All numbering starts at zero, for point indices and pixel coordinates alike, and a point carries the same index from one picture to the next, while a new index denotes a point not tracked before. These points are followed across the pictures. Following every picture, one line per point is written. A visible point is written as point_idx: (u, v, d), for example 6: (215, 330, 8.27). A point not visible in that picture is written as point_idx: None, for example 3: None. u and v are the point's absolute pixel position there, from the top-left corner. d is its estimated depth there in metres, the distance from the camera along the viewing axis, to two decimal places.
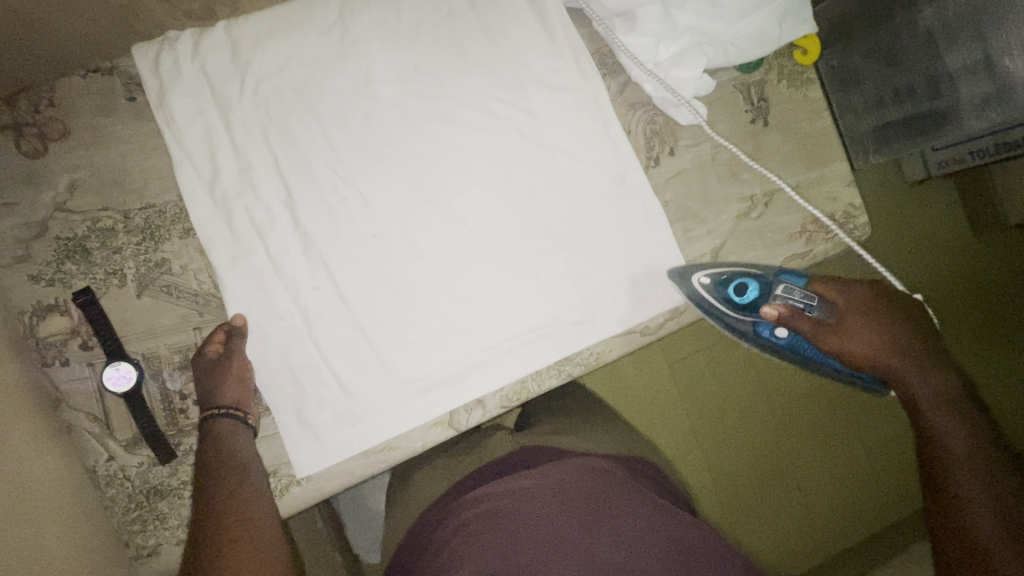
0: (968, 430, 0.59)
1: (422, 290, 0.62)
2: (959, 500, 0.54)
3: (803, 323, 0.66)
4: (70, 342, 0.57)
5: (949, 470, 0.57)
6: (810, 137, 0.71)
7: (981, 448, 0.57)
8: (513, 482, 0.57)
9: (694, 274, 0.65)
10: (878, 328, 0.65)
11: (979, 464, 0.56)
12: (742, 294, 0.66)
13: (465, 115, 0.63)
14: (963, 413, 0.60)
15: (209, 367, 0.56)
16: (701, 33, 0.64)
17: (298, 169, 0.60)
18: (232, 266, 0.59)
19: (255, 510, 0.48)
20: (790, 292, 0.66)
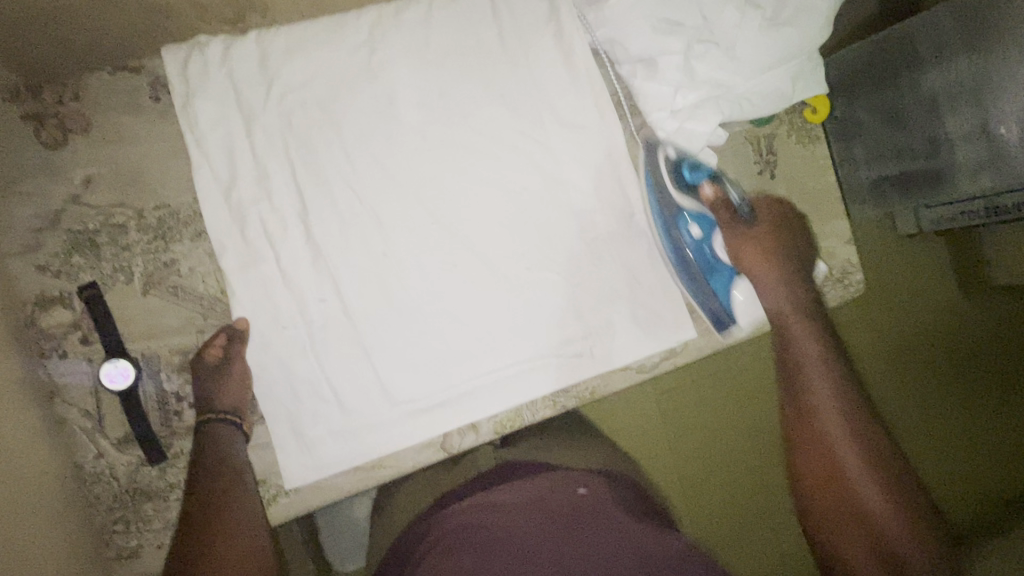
0: (821, 340, 0.60)
1: (426, 311, 0.63)
2: (826, 427, 0.55)
3: (728, 213, 0.65)
4: (71, 334, 0.57)
5: (820, 401, 0.56)
6: (813, 193, 0.73)
7: (829, 360, 0.58)
8: (495, 496, 0.57)
9: (662, 146, 0.66)
10: (779, 246, 0.65)
11: (838, 377, 0.57)
12: (694, 172, 0.65)
13: (483, 143, 0.65)
14: (815, 332, 0.60)
15: (211, 371, 0.56)
16: (718, 86, 0.65)
17: (315, 182, 0.61)
18: (242, 272, 0.60)
19: (241, 539, 0.47)
20: (731, 186, 0.66)
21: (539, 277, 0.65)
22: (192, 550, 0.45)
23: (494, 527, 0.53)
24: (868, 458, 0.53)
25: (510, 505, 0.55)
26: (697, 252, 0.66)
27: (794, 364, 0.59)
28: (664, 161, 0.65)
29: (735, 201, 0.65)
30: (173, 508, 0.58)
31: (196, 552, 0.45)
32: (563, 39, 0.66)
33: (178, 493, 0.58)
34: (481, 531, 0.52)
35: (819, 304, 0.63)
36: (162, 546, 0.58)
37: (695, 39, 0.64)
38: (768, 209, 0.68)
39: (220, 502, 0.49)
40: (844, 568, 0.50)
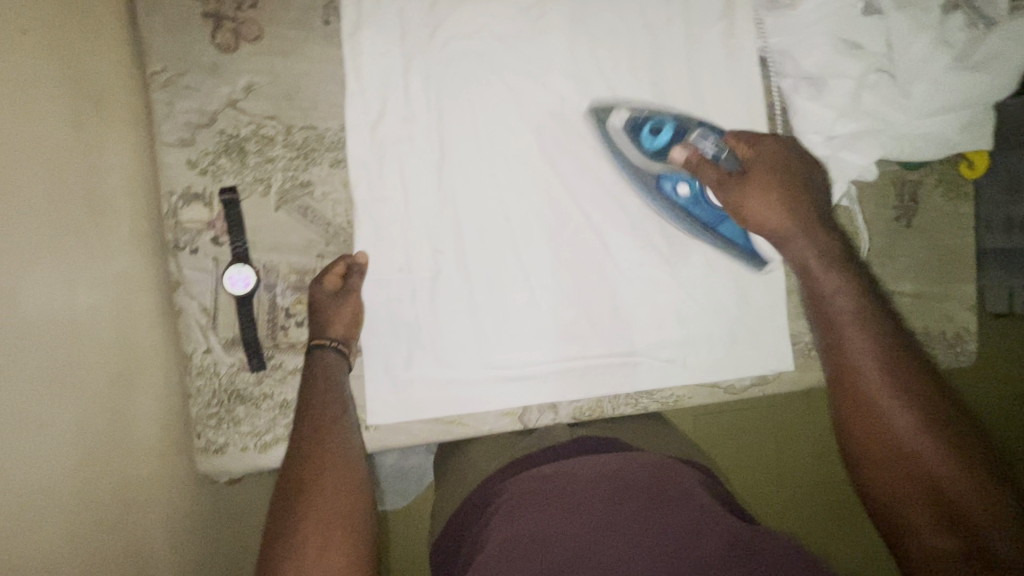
0: (859, 294, 0.50)
1: (532, 280, 0.63)
2: (861, 376, 0.46)
3: (714, 171, 0.59)
4: (203, 232, 0.59)
5: (852, 355, 0.47)
6: (946, 252, 0.69)
7: (872, 316, 0.48)
8: (582, 463, 0.56)
9: (614, 113, 0.63)
10: (783, 180, 0.57)
11: (883, 333, 0.47)
12: (656, 137, 0.62)
13: (625, 128, 0.63)
14: (851, 286, 0.50)
15: (327, 298, 0.58)
16: (883, 120, 0.62)
17: (457, 132, 0.61)
18: (370, 207, 0.60)
19: (342, 471, 0.47)
20: (700, 139, 0.61)
21: (651, 272, 0.64)
22: (294, 477, 0.46)
23: (573, 483, 0.52)
24: (914, 405, 0.44)
25: (589, 466, 0.55)
26: (683, 213, 0.63)
27: (830, 325, 0.49)
28: (621, 140, 0.63)
29: (712, 154, 0.61)
30: (262, 415, 0.61)
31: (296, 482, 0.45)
32: (731, 40, 0.64)
33: (270, 404, 0.61)
34: (559, 487, 0.52)
35: (850, 251, 0.54)
36: (245, 449, 0.60)
37: (872, 67, 0.61)
38: (760, 146, 0.59)
39: (321, 433, 0.49)
40: (915, 552, 0.41)
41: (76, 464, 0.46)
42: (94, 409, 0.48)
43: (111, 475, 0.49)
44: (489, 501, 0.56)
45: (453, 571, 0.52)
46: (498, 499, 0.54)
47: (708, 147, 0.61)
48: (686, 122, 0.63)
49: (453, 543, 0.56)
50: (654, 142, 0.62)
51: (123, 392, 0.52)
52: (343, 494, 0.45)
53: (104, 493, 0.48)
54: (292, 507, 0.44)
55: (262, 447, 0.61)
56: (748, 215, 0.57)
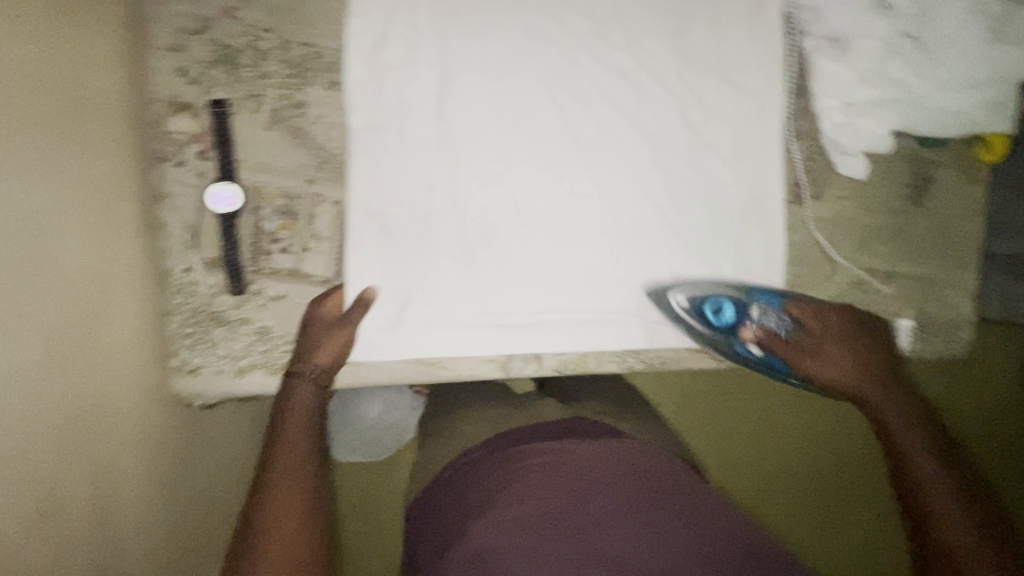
0: (943, 453, 0.57)
1: (530, 230, 0.61)
2: (936, 495, 0.55)
3: (768, 344, 0.64)
4: (189, 145, 0.56)
5: (945, 508, 0.54)
6: (955, 235, 0.68)
7: (945, 465, 0.56)
8: (577, 445, 0.55)
9: (672, 293, 0.63)
10: (851, 342, 0.64)
11: (962, 486, 0.55)
12: (717, 314, 0.63)
13: (639, 78, 0.61)
14: (935, 448, 0.58)
15: (322, 322, 0.59)
16: (904, 90, 0.60)
17: (462, 66, 0.59)
18: (365, 135, 0.58)
19: (301, 506, 0.51)
20: (764, 314, 0.64)
21: (650, 231, 0.62)
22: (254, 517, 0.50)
23: (565, 467, 0.52)
24: (970, 519, 0.53)
25: (574, 459, 0.53)
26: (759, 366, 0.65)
27: (918, 478, 0.56)
28: (686, 311, 0.63)
29: (777, 327, 0.64)
30: (240, 340, 0.59)
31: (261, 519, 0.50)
32: None
33: (249, 329, 0.59)
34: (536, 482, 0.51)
35: (927, 411, 0.62)
36: (220, 374, 0.59)
37: (900, 32, 0.58)
38: (817, 312, 0.65)
39: (287, 474, 0.53)
40: None
41: None
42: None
43: None
44: (477, 481, 0.56)
45: (432, 536, 0.55)
46: (488, 479, 0.55)
47: (773, 323, 0.64)
48: (743, 296, 0.63)
49: (434, 504, 0.59)
50: (722, 318, 0.63)
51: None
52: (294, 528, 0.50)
53: None
54: (252, 545, 0.49)
55: (236, 373, 0.59)
56: (831, 384, 0.65)
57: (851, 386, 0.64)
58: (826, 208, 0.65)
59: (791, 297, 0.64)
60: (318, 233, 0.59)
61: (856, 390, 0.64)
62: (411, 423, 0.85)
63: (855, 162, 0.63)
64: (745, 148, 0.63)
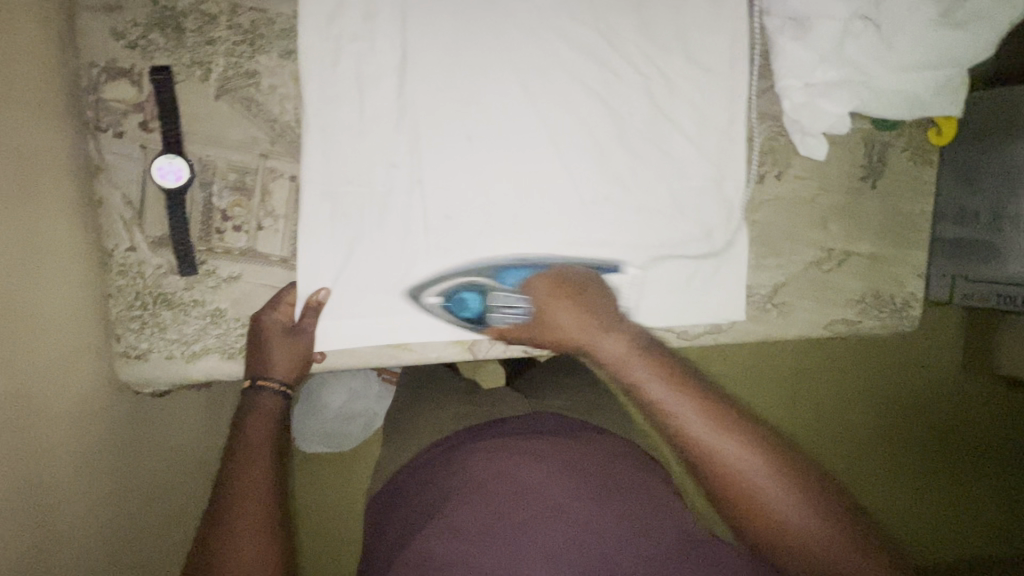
0: (704, 408, 0.48)
1: (492, 208, 0.60)
2: (772, 512, 0.45)
3: (520, 334, 0.59)
4: (130, 114, 0.53)
5: (740, 474, 0.45)
6: (907, 217, 0.70)
7: (721, 418, 0.47)
8: (537, 445, 0.55)
9: (422, 295, 0.59)
10: (574, 296, 0.56)
11: (738, 434, 0.47)
12: (468, 305, 0.60)
13: (603, 53, 0.60)
14: (704, 400, 0.48)
15: (277, 327, 0.56)
16: (861, 72, 0.61)
17: (422, 37, 0.57)
18: (321, 108, 0.55)
19: (266, 517, 0.47)
20: (501, 302, 0.59)
21: (615, 208, 0.62)
22: (214, 533, 0.45)
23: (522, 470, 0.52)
24: (781, 482, 0.45)
25: (527, 458, 0.53)
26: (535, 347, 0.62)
27: (704, 452, 0.46)
28: (441, 306, 0.60)
29: (516, 312, 0.59)
30: (191, 324, 0.56)
31: (220, 532, 0.45)
32: None
33: (200, 312, 0.56)
34: (497, 488, 0.50)
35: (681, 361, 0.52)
36: (171, 359, 0.56)
37: (860, 14, 0.59)
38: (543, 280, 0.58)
39: (252, 486, 0.48)
40: None
41: None
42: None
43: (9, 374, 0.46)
44: (427, 484, 0.55)
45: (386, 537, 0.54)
46: (440, 483, 0.54)
47: (511, 310, 0.59)
48: (484, 278, 0.60)
49: (385, 514, 0.58)
50: (471, 314, 0.59)
51: (26, 281, 0.48)
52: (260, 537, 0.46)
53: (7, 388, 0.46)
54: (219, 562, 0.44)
55: (188, 357, 0.57)
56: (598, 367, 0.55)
57: (618, 372, 0.52)
58: (786, 189, 0.66)
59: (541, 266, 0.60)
60: (273, 210, 0.57)
61: (616, 376, 0.52)
62: (380, 409, 0.86)
63: (815, 144, 0.64)
64: (708, 127, 0.63)
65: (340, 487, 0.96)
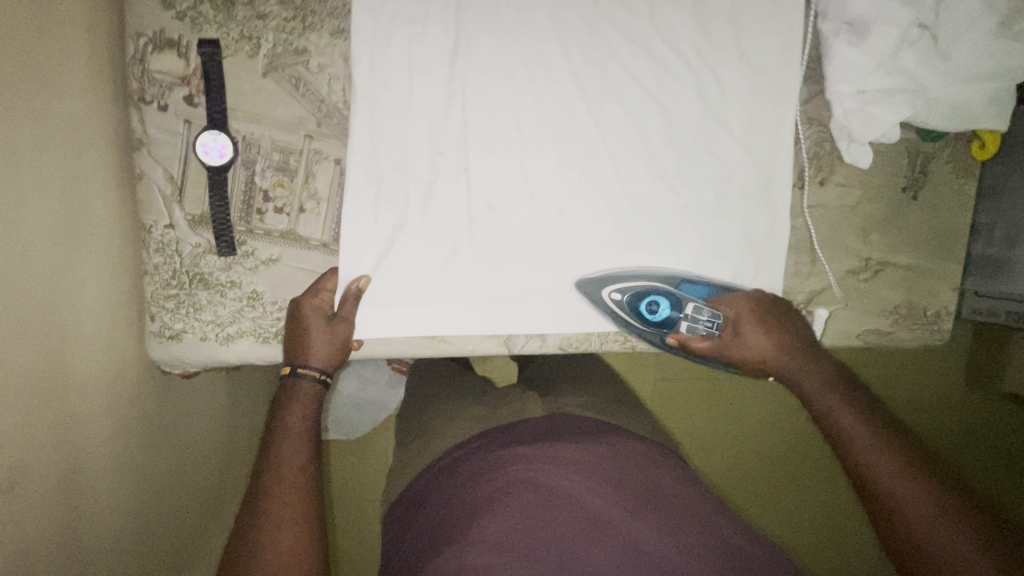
0: (869, 425, 0.51)
1: (538, 202, 0.59)
2: (925, 535, 0.45)
3: (705, 346, 0.61)
4: (176, 88, 0.51)
5: (895, 492, 0.47)
6: (945, 229, 0.70)
7: (879, 435, 0.50)
8: (574, 450, 0.53)
9: (604, 290, 0.60)
10: (773, 322, 0.60)
11: (898, 453, 0.49)
12: (655, 311, 0.60)
13: (656, 49, 0.59)
14: (867, 418, 0.52)
15: (314, 312, 0.55)
16: (914, 81, 0.60)
17: (477, 24, 0.55)
18: (370, 91, 0.54)
19: (296, 511, 0.46)
20: (697, 314, 0.60)
21: (660, 208, 0.61)
22: (254, 521, 0.45)
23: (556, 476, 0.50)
24: (936, 507, 0.45)
25: (562, 463, 0.51)
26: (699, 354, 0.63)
27: (858, 461, 0.50)
28: (618, 305, 0.60)
29: (707, 322, 0.60)
30: (227, 306, 0.55)
31: (259, 526, 0.44)
32: None
33: (237, 294, 0.55)
34: (535, 490, 0.49)
35: (851, 379, 0.56)
36: (205, 341, 0.55)
37: (916, 21, 0.58)
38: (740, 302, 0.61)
39: (286, 478, 0.47)
40: None
41: (17, 330, 0.41)
42: (37, 272, 0.44)
43: (48, 351, 0.45)
44: (455, 486, 0.54)
45: (413, 535, 0.53)
46: (476, 481, 0.52)
47: (704, 322, 0.60)
48: (673, 289, 0.60)
49: (410, 513, 0.57)
50: (652, 317, 0.60)
51: (71, 255, 0.47)
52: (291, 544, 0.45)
53: (47, 365, 0.45)
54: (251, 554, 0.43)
55: (222, 340, 0.55)
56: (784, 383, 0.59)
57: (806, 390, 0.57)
58: (828, 195, 0.66)
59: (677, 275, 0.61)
60: (316, 193, 0.55)
61: (789, 382, 0.58)
62: (391, 399, 0.87)
63: (860, 152, 0.63)
64: (757, 130, 0.62)
65: (351, 477, 0.95)
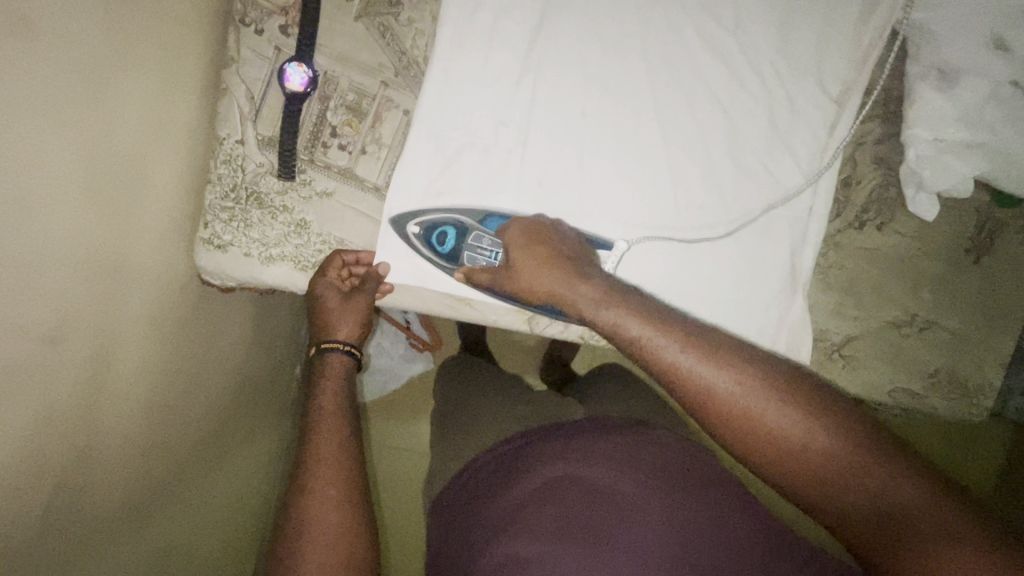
0: (731, 370, 0.45)
1: (586, 187, 0.59)
2: (829, 462, 0.42)
3: (487, 277, 0.56)
4: (274, 16, 0.55)
5: (792, 434, 0.43)
6: (1001, 302, 0.67)
7: (746, 374, 0.45)
8: (603, 445, 0.54)
9: (399, 223, 0.58)
10: (551, 240, 0.54)
11: (776, 390, 0.44)
12: (444, 242, 0.59)
13: (735, 61, 0.59)
14: (727, 362, 0.46)
15: (337, 292, 0.60)
16: (997, 140, 0.58)
17: (564, 6, 0.57)
18: (449, 49, 0.56)
19: (338, 463, 0.50)
20: (477, 241, 0.58)
21: (709, 219, 0.61)
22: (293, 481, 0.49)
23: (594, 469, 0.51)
24: (828, 431, 0.43)
25: (594, 457, 0.52)
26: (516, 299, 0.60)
27: (744, 420, 0.44)
28: (418, 239, 0.58)
29: (489, 254, 0.58)
30: (276, 228, 0.58)
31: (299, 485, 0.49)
32: (871, 8, 0.60)
33: (287, 218, 0.57)
34: (576, 485, 0.49)
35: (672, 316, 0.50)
36: (248, 256, 0.57)
37: (1005, 79, 0.57)
38: (518, 225, 0.56)
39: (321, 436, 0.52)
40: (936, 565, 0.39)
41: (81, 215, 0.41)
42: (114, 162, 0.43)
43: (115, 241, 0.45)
44: (487, 488, 0.55)
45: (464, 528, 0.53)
46: (510, 479, 0.53)
47: (484, 251, 0.58)
48: (470, 222, 0.58)
49: (452, 512, 0.57)
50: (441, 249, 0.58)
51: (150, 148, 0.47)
52: (338, 513, 0.47)
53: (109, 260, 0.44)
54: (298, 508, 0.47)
55: (265, 259, 0.58)
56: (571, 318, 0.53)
57: (608, 326, 0.50)
58: (886, 241, 0.63)
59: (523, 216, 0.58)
60: (380, 138, 0.57)
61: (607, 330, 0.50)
62: (401, 371, 0.90)
63: (926, 203, 0.62)
64: (822, 161, 0.61)
65: None
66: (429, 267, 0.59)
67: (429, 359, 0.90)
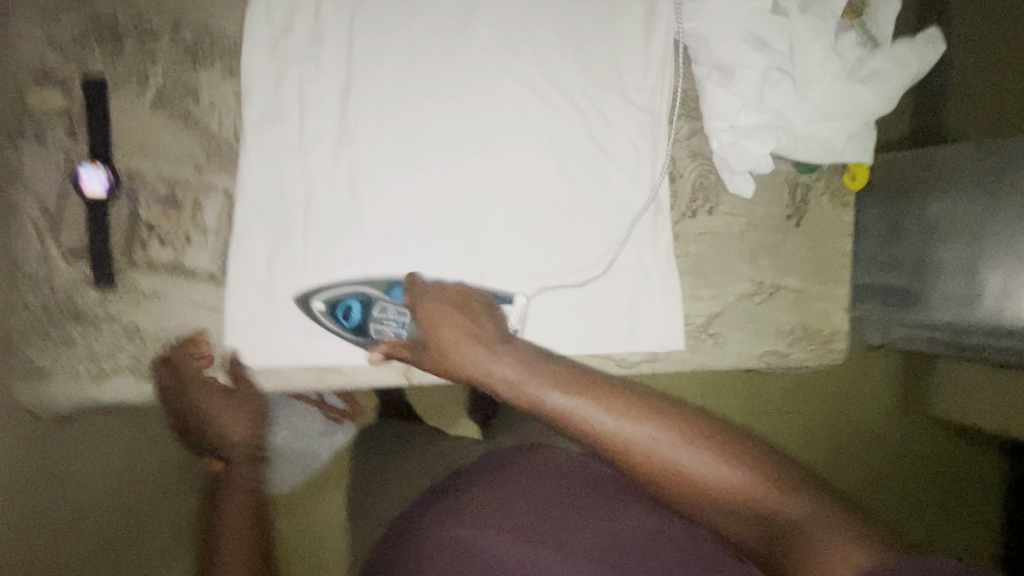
0: (618, 412, 0.51)
1: (433, 230, 0.60)
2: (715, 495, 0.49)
3: (409, 353, 0.57)
4: (56, 122, 0.52)
5: (668, 464, 0.49)
6: (834, 255, 0.73)
7: (637, 416, 0.51)
8: (516, 472, 0.63)
9: (307, 301, 0.57)
10: (464, 304, 0.57)
11: (661, 429, 0.51)
12: (350, 316, 0.58)
13: (542, 88, 0.63)
14: (609, 397, 0.52)
15: (202, 381, 0.56)
16: (780, 119, 0.66)
17: (367, 66, 0.58)
18: (259, 125, 0.56)
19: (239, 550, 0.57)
20: (382, 313, 0.58)
21: (556, 236, 0.64)
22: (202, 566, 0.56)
23: (507, 493, 0.60)
24: (720, 470, 0.49)
25: (498, 481, 0.62)
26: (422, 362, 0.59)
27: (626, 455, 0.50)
28: (324, 315, 0.57)
29: (396, 324, 0.58)
30: (102, 339, 0.53)
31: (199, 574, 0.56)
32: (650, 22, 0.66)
33: (115, 326, 0.53)
34: (489, 508, 0.58)
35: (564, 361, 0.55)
36: (77, 376, 0.53)
37: (773, 66, 0.65)
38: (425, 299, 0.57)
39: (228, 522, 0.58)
40: None
41: None
42: None
43: None
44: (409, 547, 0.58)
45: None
46: (439, 529, 0.58)
47: (391, 320, 0.58)
48: (375, 293, 0.58)
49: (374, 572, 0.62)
50: (348, 323, 0.57)
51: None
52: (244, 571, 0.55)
53: None
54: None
55: (98, 376, 0.53)
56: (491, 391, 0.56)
57: (518, 385, 0.53)
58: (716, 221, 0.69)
59: (419, 282, 0.59)
60: (201, 224, 0.55)
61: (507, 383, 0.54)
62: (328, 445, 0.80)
63: (742, 183, 0.68)
64: (641, 165, 0.66)
65: None
66: (322, 336, 0.58)
67: (350, 428, 0.79)
